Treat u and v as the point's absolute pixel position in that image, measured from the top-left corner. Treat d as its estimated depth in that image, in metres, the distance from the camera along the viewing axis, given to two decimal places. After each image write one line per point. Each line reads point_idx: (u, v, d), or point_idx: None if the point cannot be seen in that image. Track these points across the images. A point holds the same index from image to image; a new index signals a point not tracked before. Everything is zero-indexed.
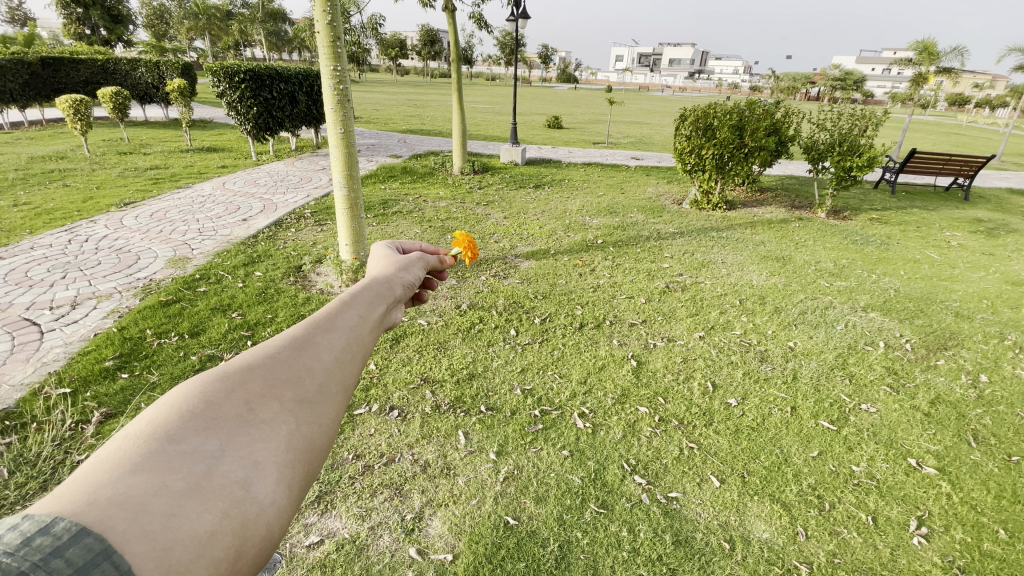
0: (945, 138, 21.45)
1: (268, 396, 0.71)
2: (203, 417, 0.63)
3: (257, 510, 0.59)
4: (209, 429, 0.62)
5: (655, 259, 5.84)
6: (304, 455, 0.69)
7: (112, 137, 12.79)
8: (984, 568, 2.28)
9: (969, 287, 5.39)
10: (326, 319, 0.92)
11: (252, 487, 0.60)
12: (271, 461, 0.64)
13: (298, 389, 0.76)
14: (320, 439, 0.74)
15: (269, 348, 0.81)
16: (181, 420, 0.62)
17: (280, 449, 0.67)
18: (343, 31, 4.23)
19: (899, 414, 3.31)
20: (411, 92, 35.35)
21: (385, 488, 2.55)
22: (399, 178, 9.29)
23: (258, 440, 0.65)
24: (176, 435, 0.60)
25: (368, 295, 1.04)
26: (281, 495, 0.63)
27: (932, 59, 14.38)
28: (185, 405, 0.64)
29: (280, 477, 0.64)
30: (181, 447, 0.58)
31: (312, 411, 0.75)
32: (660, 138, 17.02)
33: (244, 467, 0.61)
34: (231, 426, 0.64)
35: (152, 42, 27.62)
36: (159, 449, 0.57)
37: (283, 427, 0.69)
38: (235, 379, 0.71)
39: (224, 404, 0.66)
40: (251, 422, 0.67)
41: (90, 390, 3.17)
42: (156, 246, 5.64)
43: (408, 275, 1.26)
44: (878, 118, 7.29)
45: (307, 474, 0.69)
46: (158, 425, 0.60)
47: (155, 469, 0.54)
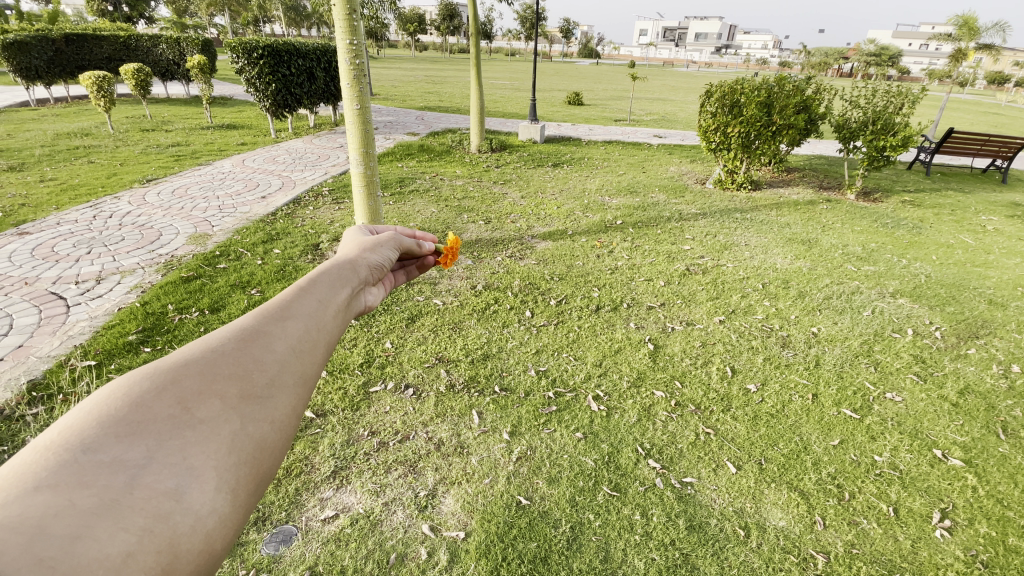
0: (983, 117, 20.50)
1: (207, 394, 0.68)
2: (128, 421, 0.59)
3: (191, 521, 0.57)
4: (134, 434, 0.58)
5: (675, 240, 5.72)
6: (249, 459, 0.68)
7: (135, 114, 12.92)
8: (1008, 563, 2.21)
9: (1004, 274, 5.16)
10: (278, 308, 0.89)
11: (184, 496, 0.57)
12: (208, 466, 0.62)
13: (242, 385, 0.73)
14: (267, 438, 0.72)
15: (211, 342, 0.78)
16: (99, 426, 0.57)
17: (219, 454, 0.64)
18: (359, 4, 4.12)
19: (926, 404, 3.20)
20: (430, 69, 35.06)
21: (399, 464, 2.58)
22: (417, 156, 9.23)
23: (194, 444, 0.62)
24: (92, 443, 0.55)
25: (328, 280, 1.02)
26: (220, 503, 0.61)
27: (973, 34, 13.63)
28: (106, 409, 0.60)
29: (220, 483, 0.62)
30: (98, 457, 0.54)
31: (260, 407, 0.73)
32: (684, 115, 16.57)
33: (175, 476, 0.58)
34: (160, 430, 0.61)
35: (174, 18, 27.78)
36: (71, 460, 0.52)
37: (224, 428, 0.67)
38: (167, 378, 0.67)
39: (153, 405, 0.63)
40: (187, 424, 0.64)
41: (114, 363, 3.25)
42: (177, 223, 5.71)
43: (377, 256, 1.25)
44: (915, 96, 6.94)
45: (250, 476, 0.67)
46: (70, 435, 0.55)
47: (63, 485, 0.49)
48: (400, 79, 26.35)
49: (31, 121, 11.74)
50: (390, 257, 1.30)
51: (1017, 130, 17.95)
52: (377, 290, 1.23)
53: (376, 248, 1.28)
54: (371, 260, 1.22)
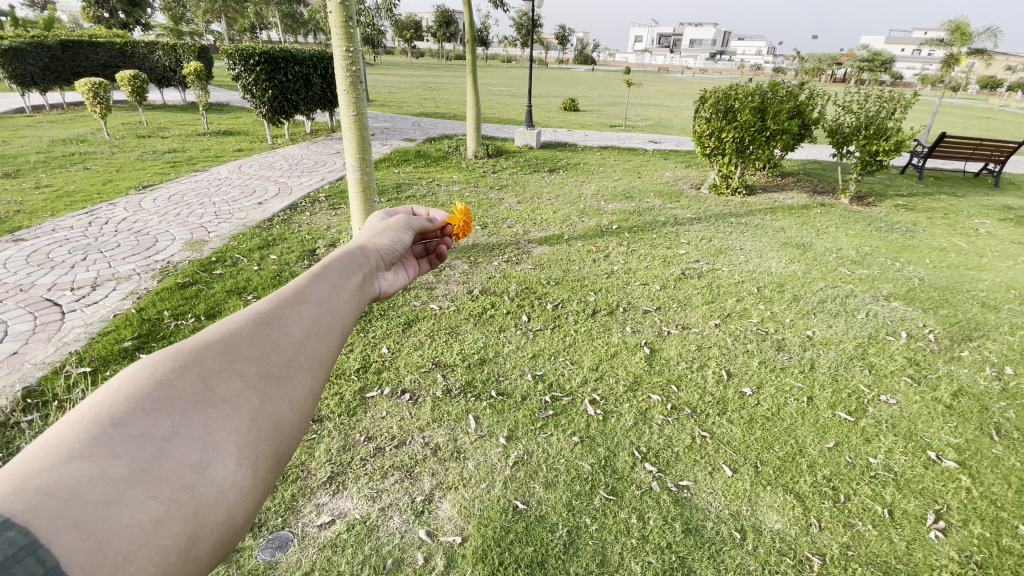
0: (974, 122, 20.72)
1: (227, 374, 0.73)
2: (154, 398, 0.64)
3: (214, 492, 0.62)
4: (159, 411, 0.64)
5: (671, 245, 5.75)
6: (268, 436, 0.72)
7: (131, 121, 12.91)
8: (1004, 564, 2.22)
9: (997, 277, 5.21)
10: (293, 294, 0.92)
11: (208, 469, 0.62)
12: (229, 442, 0.66)
13: (261, 365, 0.77)
14: (285, 417, 0.76)
15: (230, 325, 0.81)
16: (128, 402, 0.62)
17: (241, 430, 0.68)
18: (355, 11, 4.16)
19: (920, 407, 3.22)
20: (426, 75, 35.19)
21: (395, 470, 2.57)
22: (413, 162, 9.26)
23: (215, 420, 0.67)
24: (122, 418, 0.61)
25: (339, 266, 1.05)
26: (240, 476, 0.66)
27: (965, 40, 13.80)
28: (136, 386, 0.65)
29: (241, 458, 0.67)
30: (127, 431, 0.60)
31: (278, 387, 0.77)
32: (679, 121, 16.68)
33: (198, 450, 0.63)
34: (185, 407, 0.66)
35: (170, 26, 27.88)
36: (103, 434, 0.58)
37: (244, 406, 0.71)
38: (192, 357, 0.72)
39: (178, 382, 0.68)
40: (209, 401, 0.68)
41: (110, 369, 3.24)
42: (173, 229, 5.70)
43: (388, 242, 1.28)
44: (906, 101, 7.02)
45: (269, 453, 0.71)
46: (102, 410, 0.61)
47: (96, 456, 0.55)
48: (396, 85, 26.44)
49: (26, 128, 11.70)
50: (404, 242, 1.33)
51: (1009, 134, 18.13)
52: (390, 275, 1.26)
53: (387, 233, 1.30)
54: (381, 246, 1.24)
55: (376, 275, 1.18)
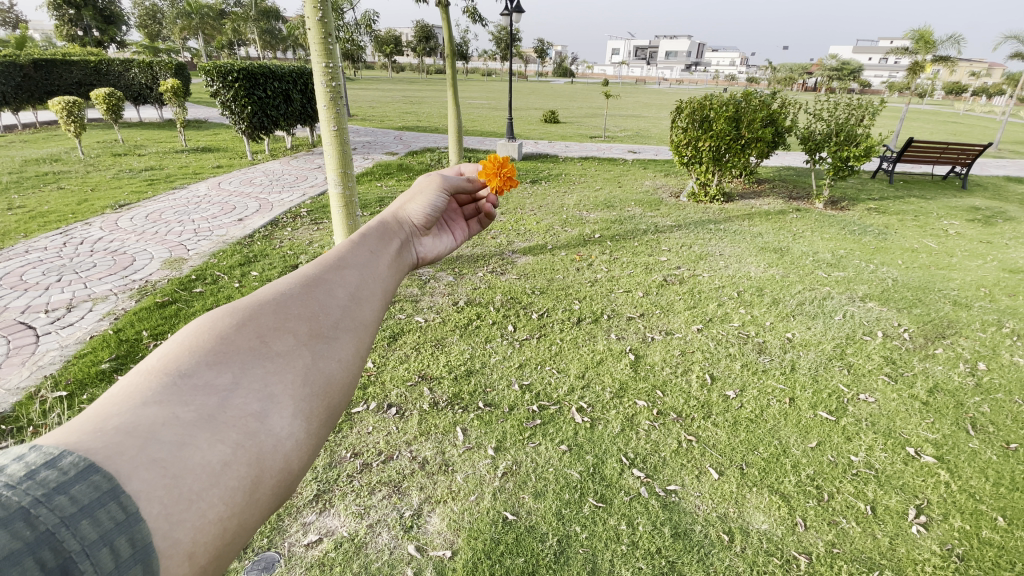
0: (941, 127, 21.40)
1: (281, 330, 0.76)
2: (215, 351, 0.69)
3: (274, 441, 0.66)
4: (221, 363, 0.68)
5: (652, 252, 5.83)
6: (321, 392, 0.75)
7: (106, 139, 12.71)
8: (983, 556, 2.28)
9: (966, 276, 5.39)
10: (336, 258, 0.95)
11: (267, 419, 0.66)
12: (286, 394, 0.70)
13: (311, 324, 0.81)
14: (336, 374, 0.79)
15: (281, 286, 0.85)
16: (192, 355, 0.67)
17: (295, 383, 0.72)
18: (334, 28, 4.20)
19: (897, 404, 3.31)
20: (408, 90, 35.24)
21: (383, 485, 2.55)
22: (395, 175, 9.26)
23: (272, 373, 0.71)
24: (188, 369, 0.65)
25: (378, 232, 1.08)
26: (297, 428, 0.70)
27: (928, 48, 14.35)
28: (198, 341, 0.70)
29: (297, 410, 0.70)
30: (193, 380, 0.64)
31: (327, 345, 0.80)
32: (657, 131, 17.00)
33: (258, 400, 0.67)
34: (243, 359, 0.70)
35: (145, 43, 27.66)
36: (171, 383, 0.63)
37: (297, 361, 0.74)
38: (246, 316, 0.77)
39: (235, 337, 0.72)
40: (265, 355, 0.72)
41: (87, 392, 3.16)
42: (151, 247, 5.62)
43: (424, 208, 1.30)
44: (874, 108, 7.27)
45: (322, 408, 0.75)
46: (171, 361, 0.66)
47: (166, 401, 0.60)
48: (376, 99, 26.49)
49: None
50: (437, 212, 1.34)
51: (972, 138, 18.79)
52: (427, 240, 1.29)
53: (422, 199, 1.32)
54: (415, 212, 1.27)
55: (411, 243, 1.20)
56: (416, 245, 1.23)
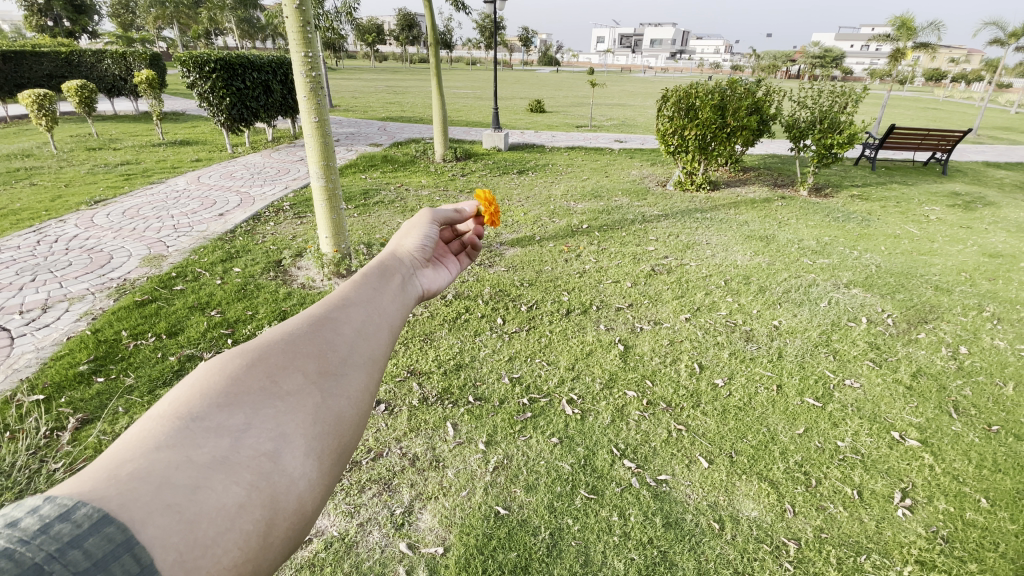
0: (921, 113, 21.64)
1: (290, 369, 0.77)
2: (226, 393, 0.69)
3: (288, 482, 0.65)
4: (232, 404, 0.68)
5: (640, 242, 5.83)
6: (333, 429, 0.75)
7: (79, 133, 12.34)
8: (967, 537, 2.33)
9: (947, 261, 5.47)
10: (341, 297, 0.97)
11: (280, 459, 0.66)
12: (299, 434, 0.70)
13: (320, 362, 0.81)
14: (346, 411, 0.79)
15: (290, 325, 0.86)
16: (204, 398, 0.67)
17: (307, 422, 0.72)
18: (313, 16, 4.08)
19: (882, 389, 3.36)
20: (391, 79, 34.74)
21: (373, 483, 2.52)
22: (380, 167, 9.14)
23: (284, 412, 0.71)
24: (198, 412, 0.65)
25: (379, 272, 1.09)
26: (309, 468, 0.69)
27: (909, 35, 14.43)
28: (208, 384, 0.70)
29: (310, 450, 0.70)
30: (204, 423, 0.63)
31: (337, 383, 0.80)
32: (644, 120, 16.97)
33: (271, 440, 0.66)
34: (255, 400, 0.70)
35: (117, 33, 26.97)
36: (182, 425, 0.62)
37: (308, 400, 0.74)
38: (255, 355, 0.77)
39: (246, 377, 0.72)
40: (276, 395, 0.72)
41: (65, 396, 3.08)
42: (129, 245, 5.47)
43: (420, 243, 1.31)
44: (857, 95, 7.31)
45: (335, 446, 0.74)
46: (182, 404, 0.65)
47: (177, 445, 0.60)
48: (359, 89, 26.09)
49: None
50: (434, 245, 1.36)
51: (952, 124, 19.07)
52: (428, 272, 1.28)
53: (417, 236, 1.34)
54: (414, 247, 1.28)
55: (414, 277, 1.21)
56: (419, 278, 1.24)
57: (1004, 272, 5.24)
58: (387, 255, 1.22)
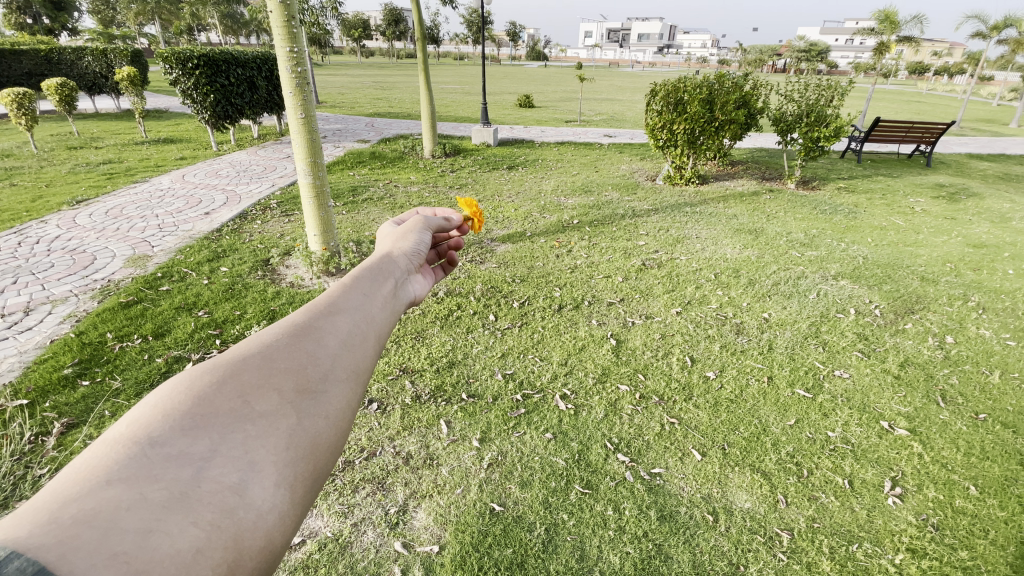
0: (905, 106, 21.91)
1: (264, 389, 0.75)
2: (192, 416, 0.66)
3: (253, 516, 0.62)
4: (198, 430, 0.65)
5: (630, 237, 5.84)
6: (307, 455, 0.73)
7: (60, 131, 12.10)
8: (956, 524, 2.36)
9: (933, 252, 5.55)
10: (325, 306, 0.95)
11: (247, 491, 0.63)
12: (269, 462, 0.67)
13: (297, 380, 0.79)
14: (322, 434, 0.77)
15: (268, 337, 0.85)
16: (166, 422, 0.64)
17: (279, 448, 0.69)
18: (298, 10, 4.01)
19: (870, 379, 3.40)
20: (378, 75, 34.46)
21: (366, 482, 2.50)
22: (368, 164, 9.05)
23: (255, 437, 0.68)
24: (159, 438, 0.62)
25: (370, 275, 1.08)
26: (280, 498, 0.66)
27: (893, 28, 14.58)
28: (173, 406, 0.67)
29: (281, 479, 0.67)
30: (165, 451, 0.61)
31: (314, 403, 0.79)
32: (632, 114, 17.00)
33: (238, 470, 0.64)
34: (223, 425, 0.67)
35: (98, 28, 26.51)
36: (140, 454, 0.59)
37: (282, 423, 0.72)
38: (226, 374, 0.74)
39: (216, 399, 0.69)
40: (247, 418, 0.70)
41: (50, 400, 3.02)
42: (113, 245, 5.37)
43: (411, 245, 1.29)
44: (843, 88, 7.37)
45: (306, 473, 0.72)
46: (142, 430, 0.62)
47: (132, 479, 0.56)
48: (346, 85, 25.85)
49: None
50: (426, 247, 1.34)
51: (935, 117, 19.33)
52: (420, 276, 1.27)
53: (411, 237, 1.32)
54: (407, 249, 1.26)
55: (408, 280, 1.20)
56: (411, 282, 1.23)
57: (988, 262, 5.32)
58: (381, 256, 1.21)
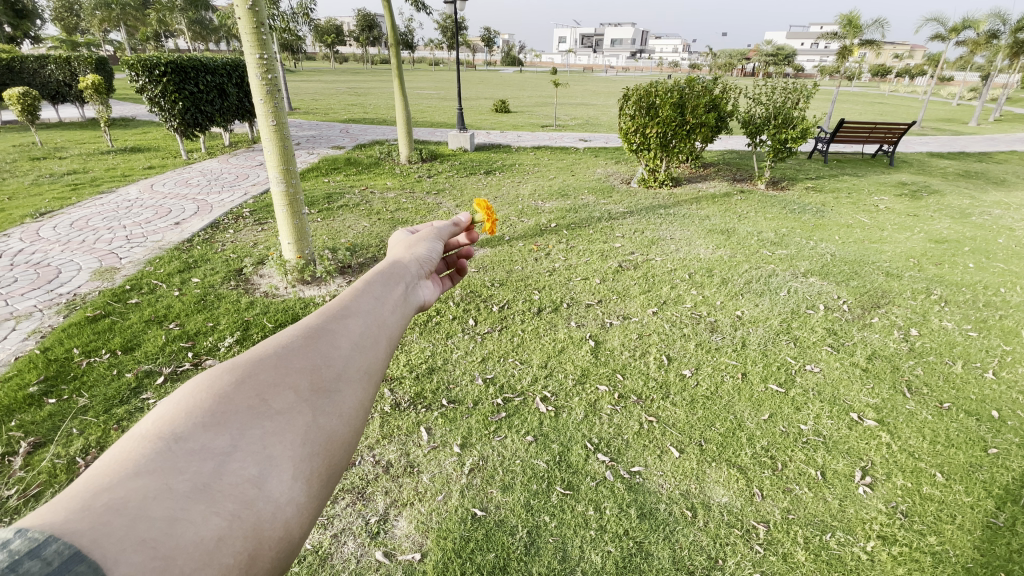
0: (869, 108, 22.61)
1: (280, 386, 0.75)
2: (212, 414, 0.67)
3: (272, 508, 0.62)
4: (219, 425, 0.66)
5: (607, 239, 5.90)
6: (324, 449, 0.73)
7: (20, 142, 11.68)
8: (924, 511, 2.45)
9: (896, 248, 5.75)
10: (338, 309, 0.95)
11: (266, 484, 0.63)
12: (287, 456, 0.67)
13: (313, 378, 0.79)
14: (338, 429, 0.77)
15: (284, 339, 0.85)
16: (189, 419, 0.65)
17: (297, 442, 0.69)
18: (267, 17, 3.97)
19: (840, 372, 3.51)
20: (353, 81, 34.15)
21: (346, 493, 2.47)
22: (343, 171, 8.97)
23: (272, 432, 0.68)
24: (182, 434, 0.63)
25: (381, 279, 1.08)
26: (298, 491, 0.66)
27: (855, 33, 15.08)
28: (194, 404, 0.68)
29: (299, 472, 0.67)
30: (188, 446, 0.62)
31: (330, 400, 0.78)
32: (607, 119, 17.20)
33: (257, 464, 0.64)
34: (242, 421, 0.67)
35: (60, 35, 25.77)
36: (166, 449, 0.60)
37: (298, 419, 0.72)
38: (244, 373, 0.75)
39: (234, 396, 0.70)
40: (266, 414, 0.70)
41: (14, 419, 2.91)
42: (79, 258, 5.20)
43: (422, 252, 1.29)
44: (808, 91, 7.60)
45: (324, 466, 0.72)
46: (168, 426, 0.64)
47: (157, 472, 0.57)
48: (320, 92, 25.56)
49: None
50: (437, 254, 1.33)
51: (897, 118, 19.99)
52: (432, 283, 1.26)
53: (422, 245, 1.33)
54: (419, 255, 1.26)
55: (419, 286, 1.19)
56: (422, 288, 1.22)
57: (949, 257, 5.54)
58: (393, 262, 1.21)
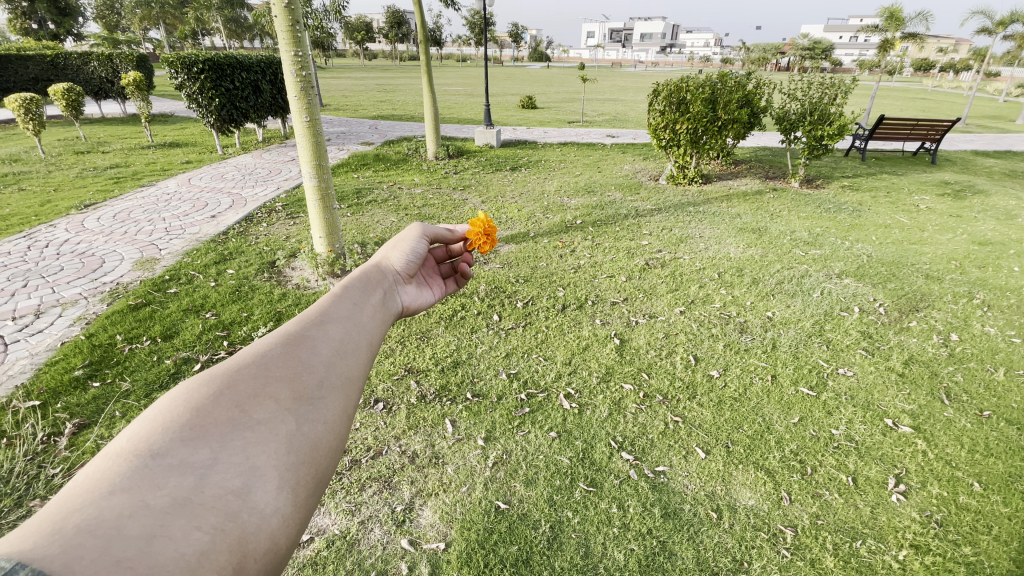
0: (911, 104, 21.68)
1: (262, 398, 0.79)
2: (191, 427, 0.69)
3: (258, 518, 0.66)
4: (197, 438, 0.68)
5: (633, 237, 5.85)
6: (307, 458, 0.77)
7: (67, 136, 12.20)
8: (961, 520, 2.36)
9: (937, 250, 5.53)
10: (319, 315, 1.01)
11: (250, 496, 0.66)
12: (271, 466, 0.71)
13: (294, 388, 0.84)
14: (322, 438, 0.81)
15: (264, 346, 0.89)
16: (165, 434, 0.67)
17: (280, 452, 0.73)
18: (302, 14, 4.04)
19: (875, 376, 3.41)
20: (381, 77, 34.54)
21: (374, 481, 2.53)
22: (373, 166, 9.12)
23: (253, 443, 0.72)
24: (159, 449, 0.64)
25: (359, 286, 1.15)
26: (282, 501, 0.70)
27: (898, 25, 14.46)
28: (170, 418, 0.69)
29: (282, 483, 0.71)
30: (166, 461, 0.63)
31: (311, 408, 0.83)
32: (635, 114, 16.97)
33: (240, 476, 0.67)
34: (222, 433, 0.70)
35: (103, 34, 26.92)
36: (142, 465, 0.61)
37: (282, 427, 0.76)
38: (222, 384, 0.78)
39: (214, 409, 0.73)
40: (245, 425, 0.73)
41: (61, 401, 3.07)
42: (121, 249, 5.43)
43: (403, 256, 1.38)
44: (846, 86, 7.33)
45: (309, 476, 0.76)
46: (142, 442, 0.64)
47: (135, 488, 0.58)
48: (350, 87, 25.95)
49: None
50: (418, 258, 1.43)
51: (943, 114, 19.11)
52: (410, 289, 1.36)
53: (404, 248, 1.41)
54: (397, 261, 1.35)
55: (396, 291, 1.29)
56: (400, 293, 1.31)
57: (994, 259, 5.31)
58: (374, 268, 1.30)
